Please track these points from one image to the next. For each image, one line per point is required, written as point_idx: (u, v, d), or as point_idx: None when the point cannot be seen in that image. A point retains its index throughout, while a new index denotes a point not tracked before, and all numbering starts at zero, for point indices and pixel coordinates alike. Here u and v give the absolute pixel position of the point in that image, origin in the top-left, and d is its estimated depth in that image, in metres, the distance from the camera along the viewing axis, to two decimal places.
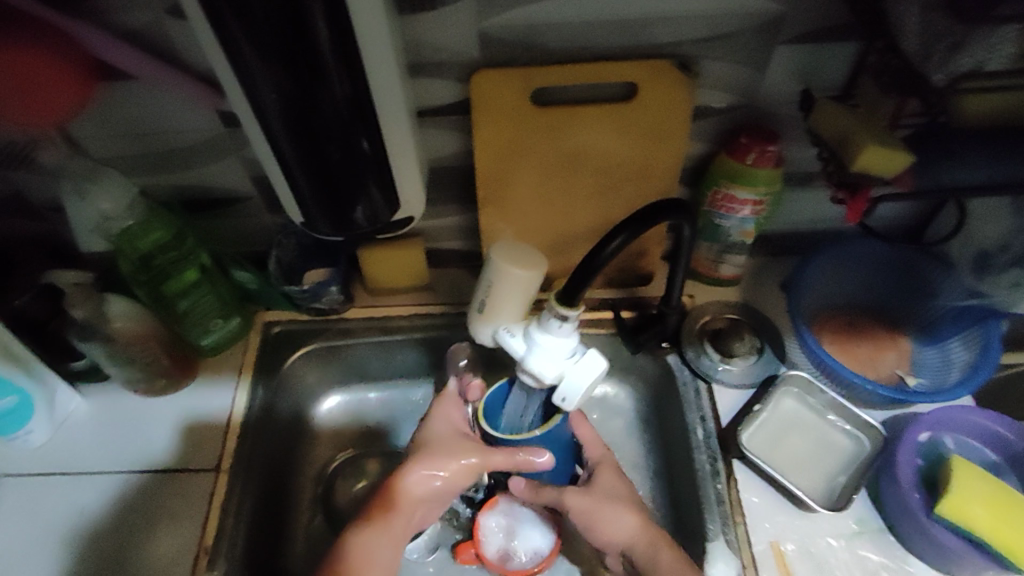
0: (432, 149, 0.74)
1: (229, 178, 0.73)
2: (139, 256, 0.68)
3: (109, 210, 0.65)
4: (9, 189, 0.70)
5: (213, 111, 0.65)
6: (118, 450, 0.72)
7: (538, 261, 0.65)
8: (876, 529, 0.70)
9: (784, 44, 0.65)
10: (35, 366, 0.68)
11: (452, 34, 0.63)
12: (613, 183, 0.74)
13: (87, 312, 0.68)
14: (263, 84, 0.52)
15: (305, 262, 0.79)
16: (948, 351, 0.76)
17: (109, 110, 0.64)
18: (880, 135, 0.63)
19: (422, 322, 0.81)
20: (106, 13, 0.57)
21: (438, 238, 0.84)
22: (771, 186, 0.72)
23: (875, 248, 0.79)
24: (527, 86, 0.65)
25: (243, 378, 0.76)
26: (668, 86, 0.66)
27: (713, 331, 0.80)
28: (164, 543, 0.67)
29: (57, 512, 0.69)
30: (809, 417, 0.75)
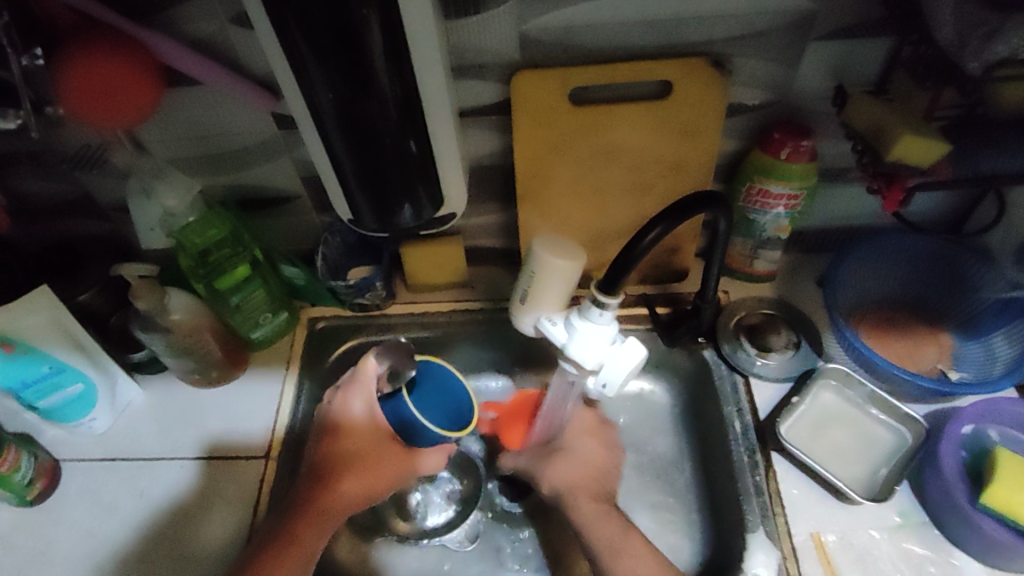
0: (472, 148, 0.76)
1: (281, 179, 0.77)
2: (197, 252, 0.72)
3: (173, 207, 0.68)
4: (79, 189, 0.74)
5: (268, 113, 0.69)
6: (173, 438, 0.76)
7: (579, 253, 0.67)
8: (919, 523, 0.69)
9: (816, 40, 0.67)
10: (97, 355, 0.72)
11: (494, 34, 0.66)
12: (648, 179, 0.76)
13: (149, 304, 0.69)
14: (320, 84, 0.55)
15: (349, 259, 0.82)
16: (992, 345, 0.75)
17: (173, 114, 0.69)
18: (915, 123, 0.65)
19: (461, 318, 0.83)
20: (176, 23, 0.62)
21: (477, 237, 0.86)
22: (805, 180, 0.73)
23: (914, 241, 0.78)
24: (566, 85, 0.68)
25: (290, 371, 0.79)
26: (702, 84, 0.68)
27: (748, 327, 0.80)
28: (219, 526, 0.70)
29: (118, 497, 0.72)
30: (848, 410, 0.75)
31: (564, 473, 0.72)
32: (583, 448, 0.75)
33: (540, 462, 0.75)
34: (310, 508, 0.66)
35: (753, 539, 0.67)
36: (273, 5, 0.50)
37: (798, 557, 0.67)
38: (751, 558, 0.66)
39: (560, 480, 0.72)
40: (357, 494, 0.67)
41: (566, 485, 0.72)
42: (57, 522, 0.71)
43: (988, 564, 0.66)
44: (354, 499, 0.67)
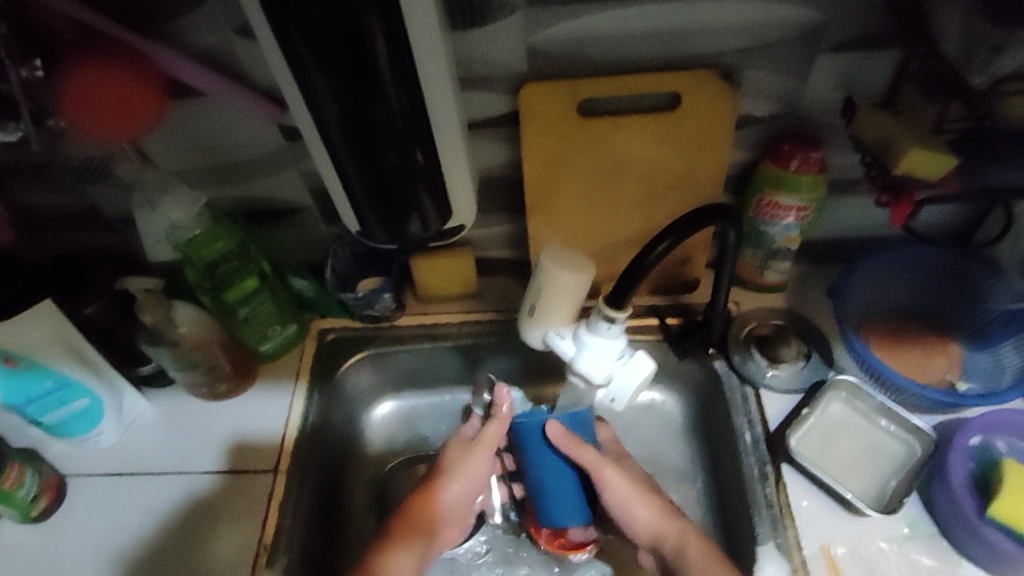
0: (481, 160, 0.76)
1: (288, 191, 0.76)
2: (204, 264, 0.72)
3: (178, 220, 0.67)
4: (84, 202, 0.74)
5: (275, 125, 0.69)
6: (181, 452, 0.75)
7: (586, 266, 0.67)
8: (928, 534, 0.69)
9: (826, 52, 0.67)
10: (105, 370, 0.71)
11: (502, 47, 0.65)
12: (658, 190, 0.76)
13: (156, 318, 0.69)
14: (326, 96, 0.55)
15: (360, 271, 0.80)
16: (1000, 355, 0.75)
17: (178, 125, 0.68)
18: (923, 137, 0.65)
19: (471, 329, 0.83)
20: (179, 35, 0.61)
21: (487, 247, 0.86)
22: (815, 192, 0.73)
23: (926, 253, 0.78)
24: (575, 96, 0.68)
25: (299, 384, 0.79)
26: (711, 96, 0.68)
27: (759, 338, 0.80)
28: (229, 542, 0.69)
29: (125, 512, 0.72)
30: (859, 421, 0.75)
31: (655, 509, 0.68)
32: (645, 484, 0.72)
33: (621, 489, 0.68)
34: (399, 523, 0.68)
35: (763, 551, 0.67)
36: (276, 17, 0.49)
37: (808, 570, 0.67)
38: (761, 569, 0.66)
39: (647, 519, 0.68)
40: (449, 501, 0.71)
41: (657, 524, 0.67)
42: (65, 537, 0.70)
43: None
44: (451, 506, 0.71)
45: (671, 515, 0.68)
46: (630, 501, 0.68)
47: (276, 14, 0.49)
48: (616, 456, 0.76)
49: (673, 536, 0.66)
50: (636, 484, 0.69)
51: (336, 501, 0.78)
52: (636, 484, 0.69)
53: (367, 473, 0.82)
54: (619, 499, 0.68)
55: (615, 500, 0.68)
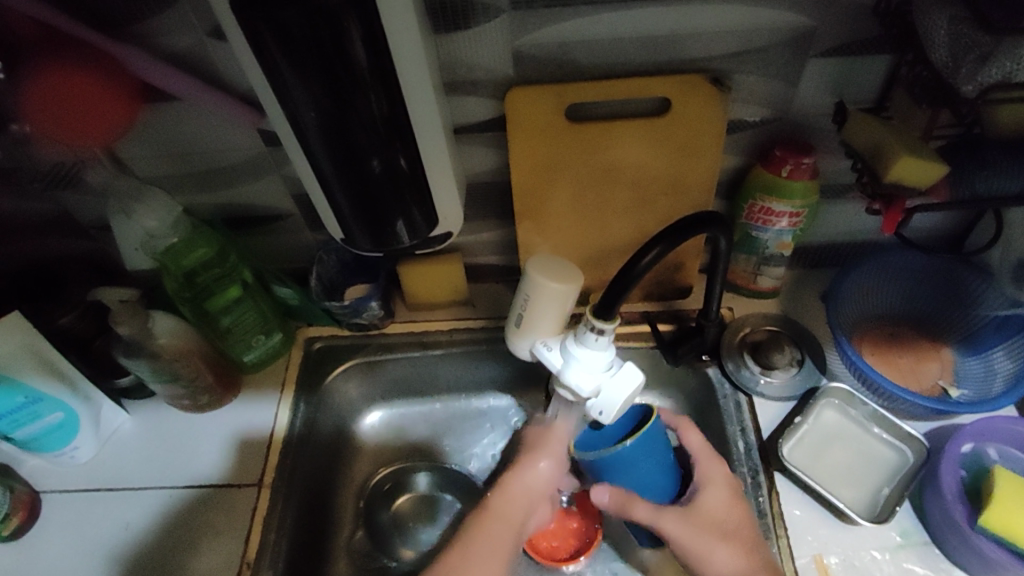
0: (469, 165, 0.75)
1: (271, 198, 0.74)
2: (182, 273, 0.70)
3: (153, 228, 0.66)
4: (58, 208, 0.72)
5: (254, 130, 0.67)
6: (162, 465, 0.73)
7: (575, 275, 0.66)
8: (921, 543, 0.69)
9: (816, 57, 0.66)
10: (80, 383, 0.69)
11: (488, 50, 0.64)
12: (649, 196, 0.75)
13: (132, 329, 0.66)
14: (302, 102, 0.53)
15: (347, 278, 0.79)
16: (992, 360, 0.74)
17: (153, 130, 0.66)
18: (914, 145, 0.64)
19: (461, 337, 0.81)
20: (151, 36, 0.59)
21: (476, 253, 0.84)
22: (808, 198, 0.72)
23: (914, 258, 0.78)
24: (562, 101, 0.67)
25: (285, 394, 0.76)
26: (701, 101, 0.67)
27: (753, 344, 0.79)
28: (209, 558, 0.67)
29: (104, 528, 0.69)
30: (851, 428, 0.74)
31: (732, 555, 0.62)
32: (724, 521, 0.64)
33: (687, 534, 0.63)
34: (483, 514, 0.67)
35: None
36: (248, 20, 0.47)
37: None
38: None
39: (723, 565, 0.62)
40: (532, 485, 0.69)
41: (738, 572, 0.62)
42: (39, 557, 0.68)
43: None
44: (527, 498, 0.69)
45: (750, 558, 0.62)
46: (700, 546, 0.63)
47: (248, 15, 0.47)
48: (701, 480, 0.67)
49: None
50: (705, 527, 0.64)
51: (321, 514, 0.76)
52: (705, 530, 0.64)
53: (356, 488, 0.81)
54: (686, 546, 0.63)
55: (682, 540, 0.64)
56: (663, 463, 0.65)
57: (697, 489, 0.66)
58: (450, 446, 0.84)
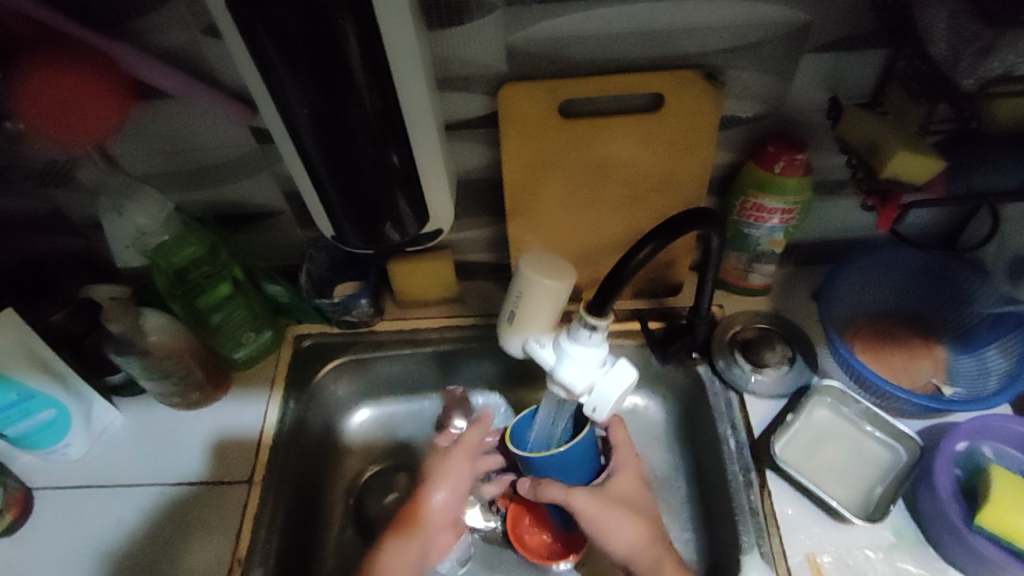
0: (460, 162, 0.74)
1: (262, 195, 0.74)
2: (174, 271, 0.70)
3: (145, 226, 0.66)
4: (50, 205, 0.71)
5: (246, 128, 0.67)
6: (154, 462, 0.73)
7: (568, 272, 0.65)
8: (915, 542, 0.68)
9: (811, 52, 0.65)
10: (71, 380, 0.69)
11: (479, 47, 0.64)
12: (641, 193, 0.74)
13: (124, 326, 0.66)
14: (297, 100, 0.53)
15: (336, 275, 0.80)
16: (985, 359, 0.74)
17: (145, 127, 0.66)
18: (911, 140, 0.63)
19: (451, 335, 0.81)
20: (143, 33, 0.59)
21: (467, 250, 0.84)
22: (800, 194, 0.71)
23: (909, 255, 0.78)
24: (554, 97, 0.66)
25: (275, 392, 0.77)
26: (695, 97, 0.66)
27: (743, 342, 0.79)
28: (199, 555, 0.67)
29: (96, 525, 0.70)
30: (843, 427, 0.74)
31: (634, 530, 0.66)
32: (630, 499, 0.69)
33: (594, 508, 0.67)
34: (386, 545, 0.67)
35: (747, 560, 0.66)
36: (243, 16, 0.47)
37: None
38: None
39: (626, 538, 0.66)
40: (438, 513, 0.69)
41: (636, 546, 0.66)
42: (30, 553, 0.68)
43: None
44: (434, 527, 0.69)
45: (651, 533, 0.67)
46: (604, 522, 0.67)
47: (242, 11, 0.47)
48: (615, 463, 0.71)
49: (650, 556, 0.65)
50: (613, 502, 0.68)
51: (312, 511, 0.76)
52: (613, 505, 0.68)
53: (345, 485, 0.81)
54: (592, 520, 0.67)
55: (590, 516, 0.67)
56: (583, 446, 0.69)
57: (609, 471, 0.71)
58: None
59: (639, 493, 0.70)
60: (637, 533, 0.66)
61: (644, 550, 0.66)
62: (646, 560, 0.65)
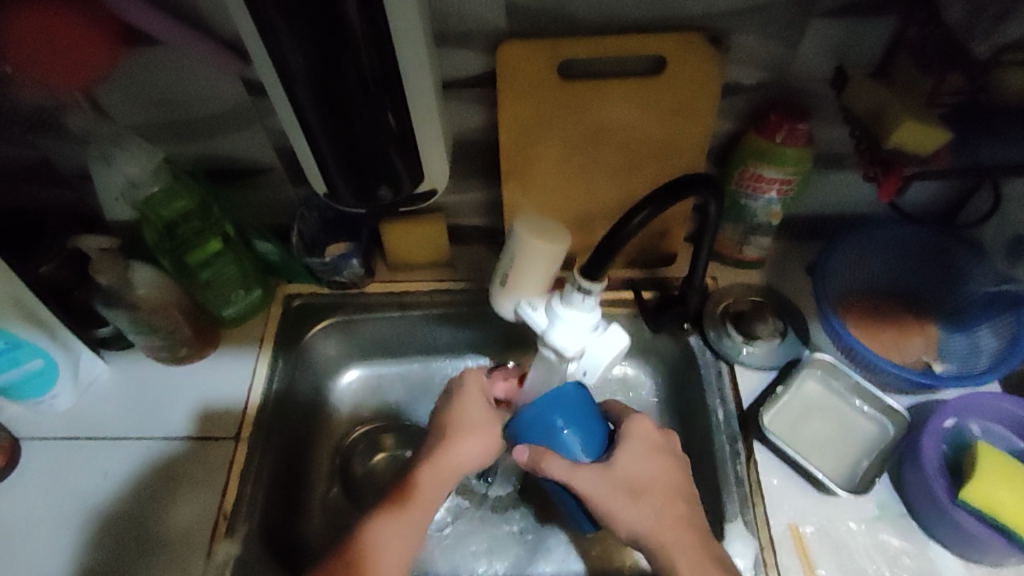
0: (457, 122, 0.73)
1: (254, 151, 0.73)
2: (163, 224, 0.69)
3: (135, 176, 0.64)
4: (37, 153, 0.70)
5: (238, 78, 0.65)
6: (140, 417, 0.73)
7: (562, 235, 0.65)
8: (897, 515, 0.69)
9: (820, 17, 0.64)
10: (58, 331, 0.69)
11: (479, 2, 0.62)
12: (638, 159, 0.73)
13: (111, 279, 0.66)
14: (290, 51, 0.51)
15: (327, 235, 0.78)
16: (977, 338, 0.74)
17: (133, 78, 0.64)
18: (917, 111, 0.62)
19: (442, 299, 0.80)
20: None
21: (460, 214, 0.83)
22: (800, 165, 0.70)
23: (906, 231, 0.77)
24: (554, 57, 0.65)
25: (264, 348, 0.76)
26: (698, 60, 0.65)
27: (736, 314, 0.79)
28: (185, 509, 0.68)
29: (81, 478, 0.70)
30: (832, 401, 0.74)
31: (648, 514, 0.61)
32: (642, 478, 0.62)
33: (600, 490, 0.61)
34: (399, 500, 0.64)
35: (731, 529, 0.66)
36: None
37: (774, 547, 0.66)
38: (729, 548, 0.66)
39: (635, 520, 0.60)
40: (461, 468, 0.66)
41: (650, 528, 0.60)
42: (16, 504, 0.68)
43: (964, 558, 0.66)
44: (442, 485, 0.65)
45: (662, 508, 0.61)
46: (608, 501, 0.61)
47: None
48: (625, 436, 0.65)
49: (663, 539, 0.60)
50: (622, 484, 0.62)
51: (299, 469, 0.76)
52: (617, 486, 0.61)
53: (333, 444, 0.81)
54: (598, 503, 0.61)
55: (592, 496, 0.61)
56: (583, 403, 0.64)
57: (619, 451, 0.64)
58: (425, 406, 0.84)
59: (657, 470, 0.63)
60: (649, 516, 0.60)
61: (656, 533, 0.60)
62: (660, 544, 0.59)
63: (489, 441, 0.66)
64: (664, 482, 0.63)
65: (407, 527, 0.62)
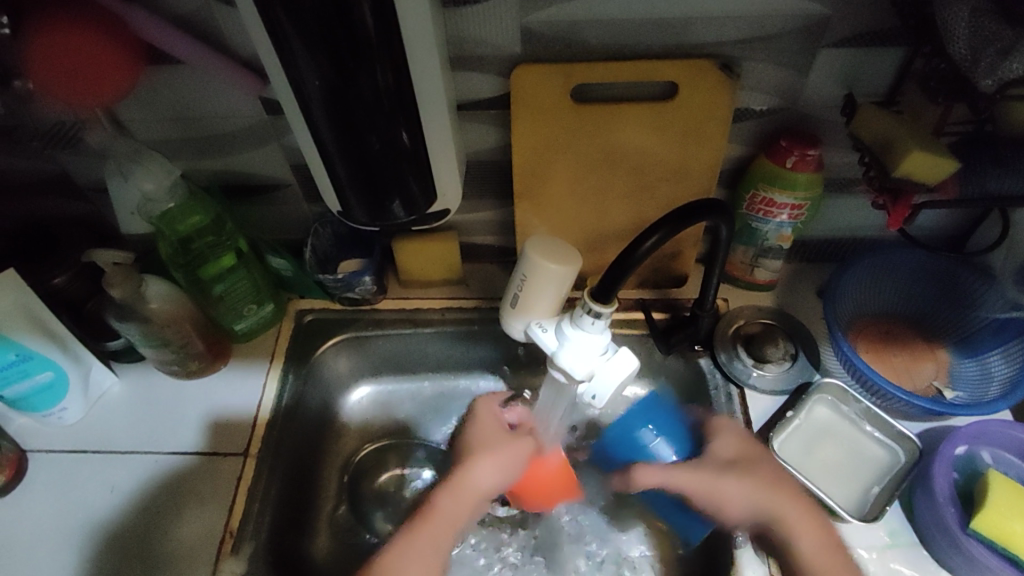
0: (471, 143, 0.74)
1: (269, 168, 0.74)
2: (178, 239, 0.69)
3: (151, 191, 0.65)
4: (56, 168, 0.71)
5: (255, 97, 0.66)
6: (149, 431, 0.73)
7: (572, 257, 0.65)
8: (909, 543, 0.68)
9: (829, 47, 0.65)
10: (70, 344, 0.69)
11: (496, 27, 0.63)
12: (650, 182, 0.74)
13: (125, 292, 0.66)
14: (309, 72, 0.52)
15: (340, 251, 0.80)
16: (988, 364, 0.73)
17: (155, 95, 0.66)
18: (925, 140, 0.63)
19: (453, 317, 0.81)
20: None
21: (472, 232, 0.83)
22: (810, 190, 0.71)
23: (915, 257, 0.77)
24: (567, 82, 0.66)
25: (275, 365, 0.76)
26: (709, 86, 0.66)
27: (747, 336, 0.78)
28: (192, 525, 0.67)
29: (88, 491, 0.69)
30: (843, 426, 0.73)
31: (748, 487, 0.66)
32: (735, 462, 0.68)
33: (709, 474, 0.68)
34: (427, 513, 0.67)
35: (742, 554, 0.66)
36: None
37: None
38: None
39: (745, 500, 0.66)
40: (484, 489, 0.70)
41: (763, 508, 0.65)
42: (22, 516, 0.68)
43: None
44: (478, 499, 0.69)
45: (762, 487, 0.65)
46: (718, 486, 0.67)
47: None
48: (713, 430, 0.71)
49: (780, 519, 0.64)
50: (722, 467, 0.68)
51: (306, 486, 0.76)
52: (718, 470, 0.68)
53: (341, 462, 0.81)
54: (711, 488, 0.68)
55: (695, 485, 0.69)
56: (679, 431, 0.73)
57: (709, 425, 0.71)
58: (431, 423, 0.84)
59: (722, 454, 0.68)
60: (745, 493, 0.66)
61: (767, 510, 0.65)
62: (776, 526, 0.64)
63: (508, 458, 0.72)
64: (764, 462, 0.67)
65: (437, 540, 0.65)
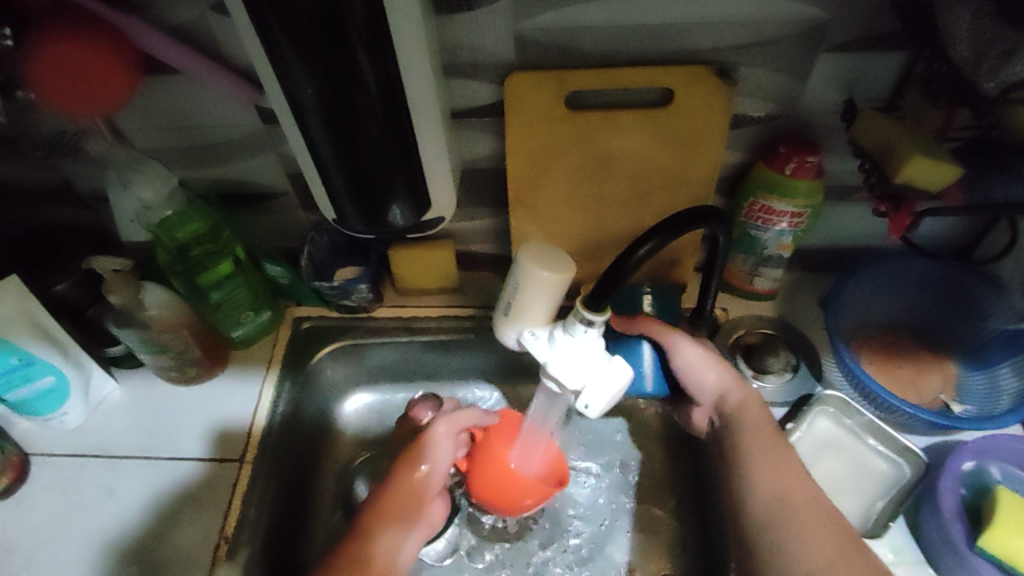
0: (466, 151, 0.74)
1: (267, 176, 0.75)
2: (176, 246, 0.70)
3: (149, 199, 0.66)
4: (58, 176, 0.73)
5: (251, 106, 0.67)
6: (147, 436, 0.74)
7: (566, 265, 0.65)
8: (914, 561, 0.66)
9: (827, 52, 0.64)
10: (71, 349, 0.70)
11: (488, 35, 0.63)
12: (647, 189, 0.73)
13: (124, 298, 0.67)
14: (301, 81, 0.52)
15: (338, 259, 0.80)
16: (997, 377, 0.71)
17: (153, 103, 0.67)
18: (926, 145, 0.61)
19: (449, 325, 0.81)
20: (153, 9, 0.60)
21: (469, 241, 0.83)
22: (810, 198, 0.69)
23: (922, 266, 0.75)
24: (562, 89, 0.65)
25: (270, 372, 0.77)
26: (706, 92, 0.65)
27: (746, 347, 0.78)
28: (188, 531, 0.68)
29: (87, 495, 0.70)
30: (845, 439, 0.72)
31: (726, 370, 0.67)
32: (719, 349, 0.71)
33: (701, 355, 0.68)
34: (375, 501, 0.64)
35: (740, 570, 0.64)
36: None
37: None
38: None
39: (723, 382, 0.67)
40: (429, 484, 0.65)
41: (734, 388, 0.66)
42: (22, 520, 0.69)
43: None
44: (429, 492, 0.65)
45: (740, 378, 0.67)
46: (704, 369, 0.68)
47: None
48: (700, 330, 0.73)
49: (742, 398, 0.66)
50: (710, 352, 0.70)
51: (302, 493, 0.76)
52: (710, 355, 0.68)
53: (338, 470, 0.81)
54: (695, 363, 0.68)
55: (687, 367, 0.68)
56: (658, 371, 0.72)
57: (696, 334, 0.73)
58: None
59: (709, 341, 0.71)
60: (722, 374, 0.67)
61: (741, 393, 0.66)
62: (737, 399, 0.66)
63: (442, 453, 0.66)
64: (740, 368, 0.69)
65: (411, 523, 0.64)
